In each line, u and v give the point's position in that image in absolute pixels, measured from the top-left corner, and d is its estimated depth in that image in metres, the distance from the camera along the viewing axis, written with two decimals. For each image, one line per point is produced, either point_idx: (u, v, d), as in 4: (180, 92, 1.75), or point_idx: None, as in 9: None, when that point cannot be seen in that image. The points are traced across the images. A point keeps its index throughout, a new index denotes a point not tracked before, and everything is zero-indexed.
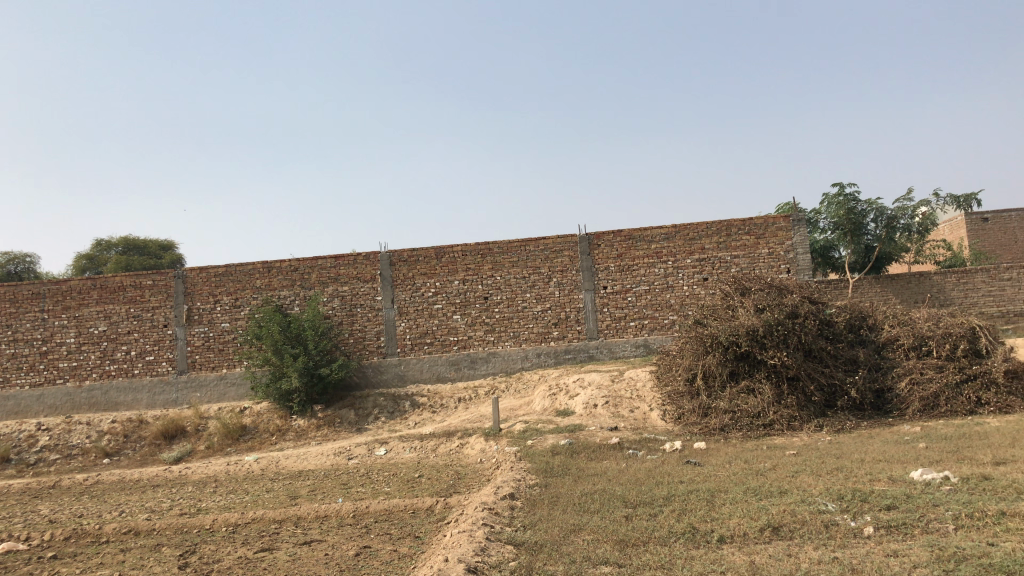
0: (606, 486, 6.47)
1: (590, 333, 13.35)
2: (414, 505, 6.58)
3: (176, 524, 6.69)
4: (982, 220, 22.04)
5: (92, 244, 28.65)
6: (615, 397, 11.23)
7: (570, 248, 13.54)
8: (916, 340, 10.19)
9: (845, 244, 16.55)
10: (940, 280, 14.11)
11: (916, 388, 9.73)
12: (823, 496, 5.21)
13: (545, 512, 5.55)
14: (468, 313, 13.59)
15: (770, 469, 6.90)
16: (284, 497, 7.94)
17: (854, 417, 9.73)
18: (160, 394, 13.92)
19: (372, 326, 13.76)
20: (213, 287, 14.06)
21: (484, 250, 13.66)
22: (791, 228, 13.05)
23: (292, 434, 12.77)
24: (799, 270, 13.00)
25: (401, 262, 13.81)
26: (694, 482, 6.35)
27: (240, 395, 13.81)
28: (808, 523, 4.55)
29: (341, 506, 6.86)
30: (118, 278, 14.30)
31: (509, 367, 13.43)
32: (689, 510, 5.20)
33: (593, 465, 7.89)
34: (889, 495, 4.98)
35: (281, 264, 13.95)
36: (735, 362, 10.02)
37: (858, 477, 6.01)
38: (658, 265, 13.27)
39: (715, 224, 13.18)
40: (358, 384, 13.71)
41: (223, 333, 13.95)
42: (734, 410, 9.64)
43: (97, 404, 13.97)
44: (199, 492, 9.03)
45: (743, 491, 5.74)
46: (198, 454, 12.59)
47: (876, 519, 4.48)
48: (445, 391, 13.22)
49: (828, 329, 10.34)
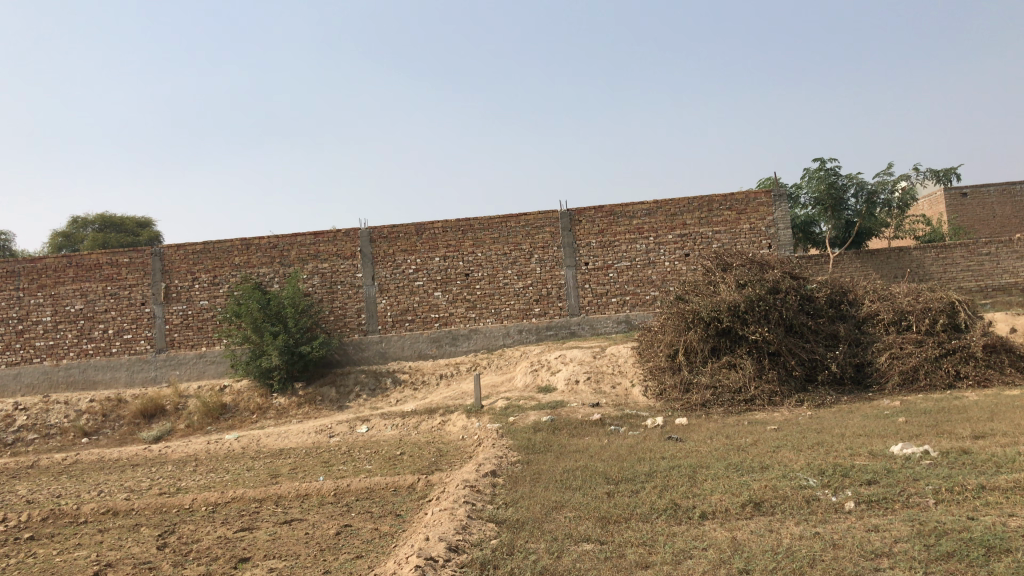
0: (588, 463, 6.46)
1: (571, 309, 13.34)
2: (395, 483, 6.55)
3: (155, 504, 6.62)
4: (961, 195, 22.16)
5: (68, 222, 28.27)
6: (596, 373, 11.24)
7: (552, 224, 13.48)
8: (896, 314, 10.24)
9: (825, 219, 16.60)
10: (919, 255, 14.18)
11: (895, 362, 9.79)
12: (804, 471, 5.22)
13: (527, 489, 5.53)
14: (450, 290, 13.53)
15: (751, 444, 6.92)
16: (265, 476, 7.89)
17: (834, 392, 9.78)
18: (139, 373, 13.78)
19: (352, 303, 13.67)
20: (191, 265, 13.90)
21: (465, 227, 13.57)
22: (772, 203, 13.04)
23: (273, 412, 12.70)
24: (779, 245, 13.02)
25: (382, 238, 13.71)
26: (676, 458, 6.36)
27: (220, 373, 13.70)
28: (790, 498, 4.55)
29: (322, 484, 6.82)
30: (94, 255, 14.11)
31: (491, 344, 13.40)
32: (671, 486, 5.20)
33: (575, 441, 7.89)
34: (869, 470, 4.99)
35: (260, 241, 13.82)
36: (716, 337, 10.04)
37: (839, 451, 6.03)
38: (640, 241, 13.24)
39: (697, 200, 13.16)
40: (339, 362, 13.64)
41: (202, 311, 13.81)
42: (715, 385, 9.67)
43: (75, 384, 13.82)
44: (179, 471, 8.96)
45: (725, 466, 5.74)
46: (178, 433, 12.50)
47: (857, 494, 4.49)
48: (427, 368, 13.18)
49: (808, 304, 10.37)
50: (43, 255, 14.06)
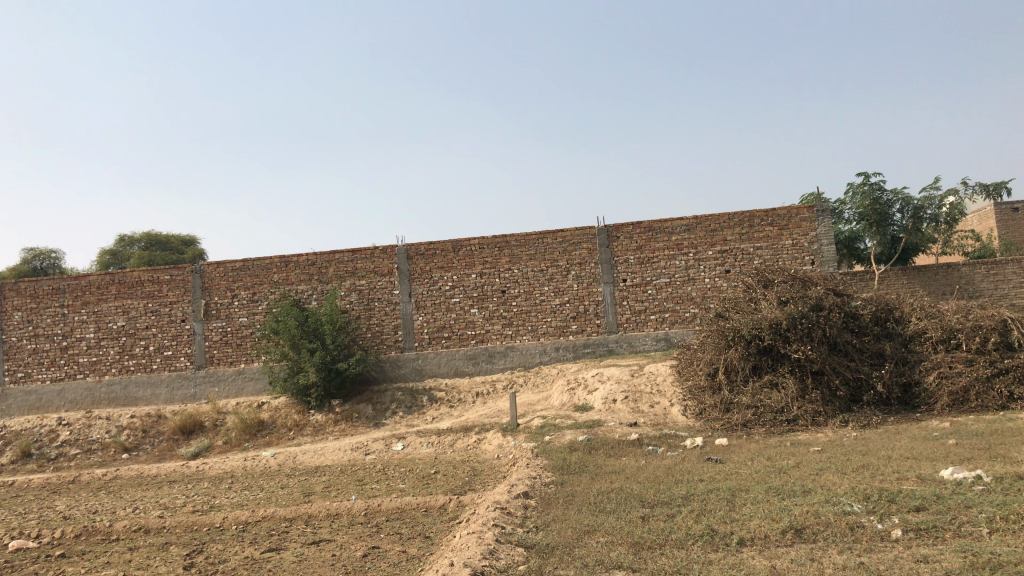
0: (624, 485, 6.30)
1: (609, 326, 13.16)
2: (427, 503, 6.45)
3: (187, 521, 6.60)
4: (1012, 210, 21.63)
5: (115, 240, 28.81)
6: (634, 392, 11.04)
7: (589, 240, 13.34)
8: (945, 332, 9.90)
9: (871, 235, 16.23)
10: (969, 271, 13.76)
11: (945, 382, 9.46)
12: (849, 496, 5.00)
13: (560, 512, 5.39)
14: (486, 307, 13.45)
15: (794, 467, 6.70)
16: (297, 494, 7.83)
17: (880, 413, 9.47)
18: (179, 390, 13.89)
19: (389, 320, 13.65)
20: (230, 282, 14.01)
21: (502, 243, 13.50)
22: (814, 218, 12.77)
23: (310, 429, 12.71)
24: (823, 261, 12.72)
25: (419, 255, 13.70)
26: (715, 481, 6.17)
27: (258, 390, 13.74)
28: (833, 525, 4.35)
29: (353, 504, 6.73)
30: (136, 273, 14.30)
31: (528, 362, 13.25)
32: (708, 510, 5.01)
33: (612, 462, 7.73)
34: (918, 496, 4.76)
35: (298, 258, 13.88)
36: (757, 356, 9.80)
37: (885, 475, 5.80)
38: (678, 257, 13.04)
39: (737, 215, 12.94)
40: (375, 379, 13.61)
41: (241, 328, 13.89)
42: (756, 405, 9.42)
43: (117, 400, 13.98)
44: (215, 488, 8.97)
45: (765, 489, 5.54)
46: (216, 450, 12.55)
47: (905, 522, 4.27)
48: (463, 386, 13.08)
49: (853, 322, 10.10)
50: (88, 273, 14.29)
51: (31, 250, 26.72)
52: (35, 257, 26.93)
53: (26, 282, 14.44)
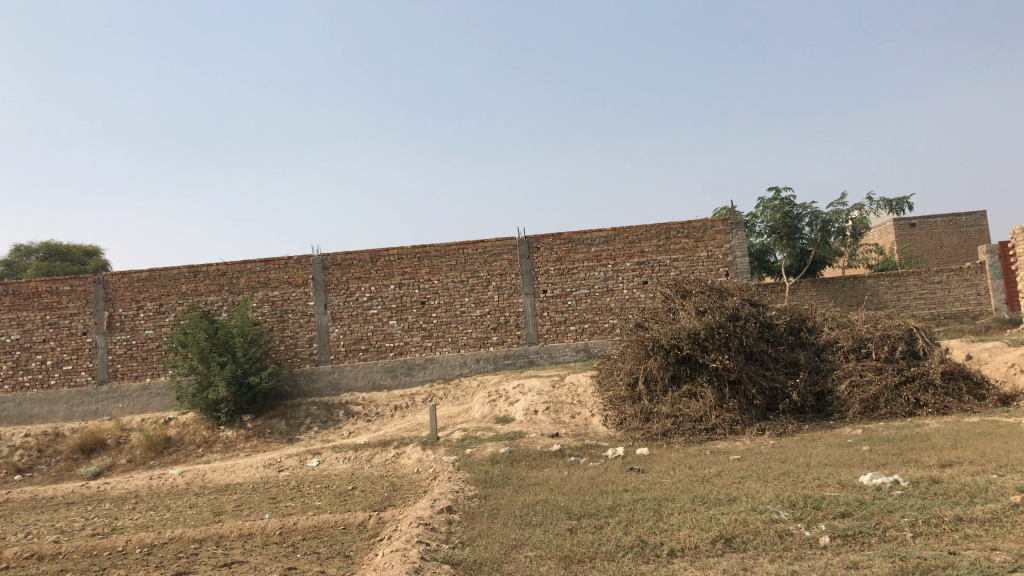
0: (549, 497, 6.19)
1: (530, 338, 13.09)
2: (345, 520, 6.20)
3: (85, 546, 6.18)
4: (909, 225, 22.57)
5: (11, 250, 27.36)
6: (555, 403, 10.98)
7: (509, 251, 13.26)
8: (855, 342, 10.18)
9: (781, 248, 16.66)
10: (874, 283, 14.23)
11: (856, 390, 9.70)
12: (775, 503, 5.00)
13: (486, 527, 5.24)
14: (405, 318, 13.22)
15: (716, 476, 6.72)
16: (207, 514, 7.45)
17: (795, 421, 9.63)
18: (79, 406, 13.17)
19: (304, 332, 13.27)
20: (135, 293, 13.39)
21: (421, 254, 13.30)
22: (729, 231, 12.99)
23: (220, 446, 12.21)
24: (737, 272, 12.95)
25: (335, 265, 13.36)
26: (640, 492, 6.10)
27: (164, 406, 13.14)
28: (762, 533, 4.32)
29: (267, 522, 6.42)
30: (32, 283, 13.52)
31: (448, 374, 13.07)
32: (635, 521, 4.94)
33: (535, 473, 7.62)
34: (842, 502, 4.78)
35: (208, 268, 13.37)
36: (676, 365, 9.86)
37: (806, 482, 5.84)
38: (598, 268, 13.09)
39: (655, 227, 13.07)
40: (289, 394, 13.20)
41: (146, 341, 13.27)
42: (676, 415, 9.48)
43: (10, 418, 13.17)
44: (116, 509, 8.48)
45: (691, 499, 5.50)
46: (119, 469, 11.93)
47: (832, 528, 4.28)
48: (381, 399, 12.79)
49: (768, 332, 10.28)
50: None
51: None
52: None
53: None
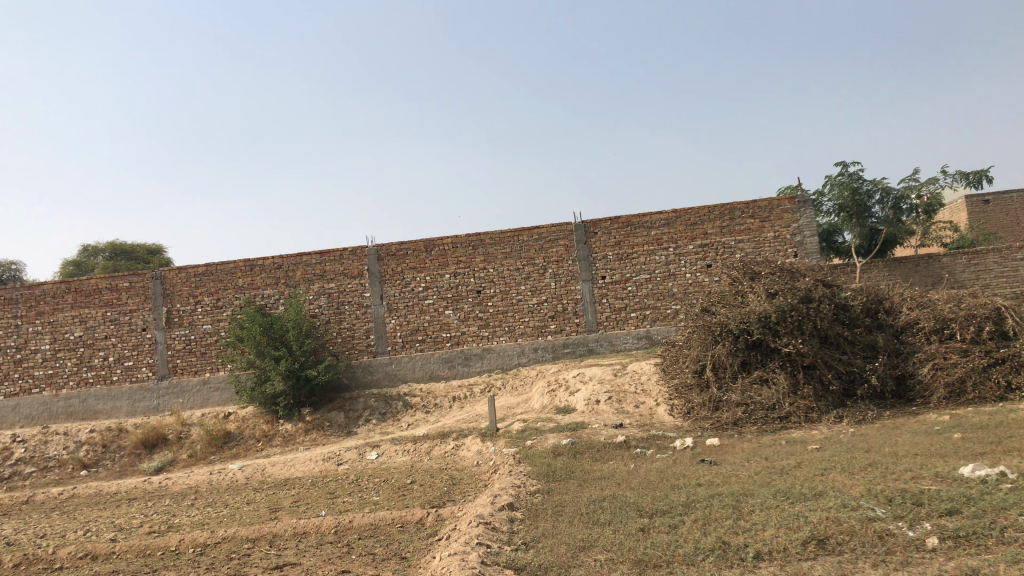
0: (616, 492, 5.83)
1: (589, 325, 12.71)
2: (403, 518, 5.91)
3: (139, 545, 6.03)
4: (983, 202, 21.54)
5: (78, 250, 27.93)
6: (618, 392, 10.59)
7: (566, 237, 12.88)
8: (938, 322, 9.54)
9: (850, 227, 15.93)
10: (950, 262, 13.48)
11: (940, 373, 9.07)
12: (868, 499, 4.54)
13: (551, 525, 4.90)
14: (461, 308, 12.95)
15: (795, 467, 6.25)
16: (264, 511, 7.28)
17: (875, 407, 9.08)
18: (141, 402, 13.22)
19: (361, 324, 13.09)
20: (193, 287, 13.37)
21: (476, 242, 13.00)
22: (796, 210, 12.39)
23: (279, 440, 12.15)
24: (806, 253, 12.36)
25: (390, 256, 13.15)
26: (715, 486, 5.68)
27: (224, 400, 13.11)
28: (858, 534, 3.89)
29: (322, 520, 6.18)
30: (93, 280, 13.60)
31: (506, 364, 12.77)
32: (715, 520, 4.54)
33: (599, 466, 7.27)
34: (947, 497, 4.30)
35: (263, 262, 13.27)
36: (746, 351, 9.39)
37: (898, 475, 5.36)
38: (659, 252, 12.62)
39: (718, 208, 12.54)
40: (347, 386, 13.05)
41: (205, 336, 13.26)
42: (746, 403, 9.03)
43: (75, 413, 13.29)
44: (175, 506, 8.39)
45: (772, 494, 5.07)
46: (180, 464, 11.93)
47: (940, 528, 3.83)
48: (439, 390, 12.55)
49: (843, 313, 9.71)
50: (41, 281, 13.58)
51: None
52: None
53: None
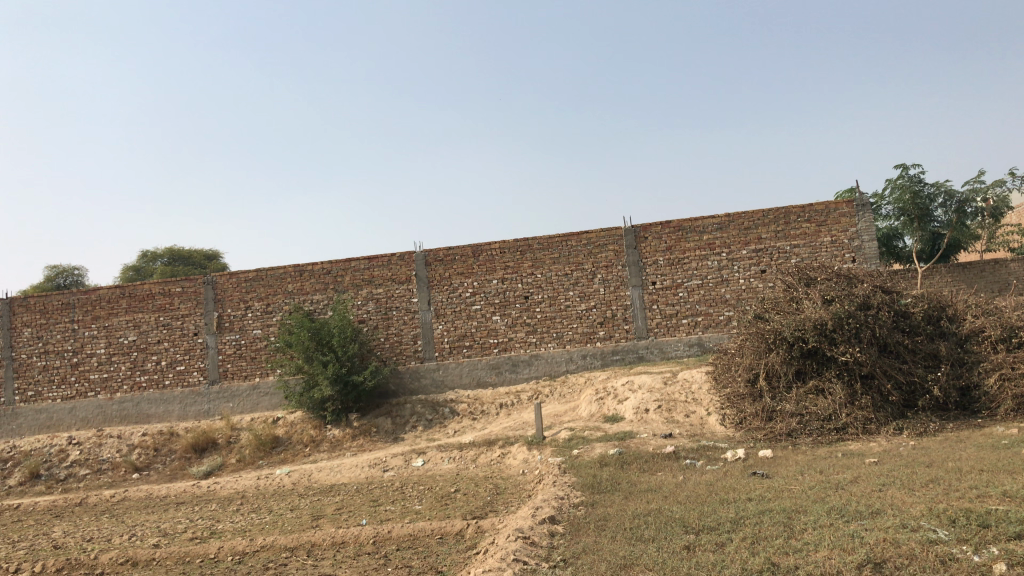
0: (662, 506, 5.62)
1: (639, 332, 12.47)
2: (442, 528, 5.79)
3: (179, 552, 6.01)
4: None
5: (138, 256, 28.55)
6: (668, 401, 10.34)
7: (615, 242, 12.68)
8: (1005, 331, 9.09)
9: (911, 232, 15.40)
10: (1017, 267, 12.93)
11: (1007, 384, 8.65)
12: (929, 519, 4.26)
13: (592, 541, 4.73)
14: (509, 314, 12.82)
15: (852, 482, 5.97)
16: (306, 518, 7.24)
17: (937, 419, 8.70)
18: (192, 406, 13.37)
19: (408, 329, 13.05)
20: (243, 293, 13.49)
21: (524, 247, 12.87)
22: (854, 213, 11.99)
23: (326, 445, 12.15)
24: (865, 258, 11.95)
25: (437, 261, 13.09)
26: (766, 501, 5.43)
27: (273, 405, 13.18)
28: (918, 557, 3.64)
29: (361, 530, 6.09)
30: (147, 285, 13.82)
31: (554, 371, 12.61)
32: (764, 538, 4.32)
33: (646, 478, 7.07)
34: (1015, 519, 4.01)
35: (312, 267, 13.33)
36: (801, 360, 9.08)
37: (962, 492, 5.06)
38: (710, 257, 12.34)
39: (772, 212, 12.21)
40: (394, 392, 13.02)
41: (255, 341, 13.35)
42: (801, 413, 8.74)
43: (129, 417, 13.50)
44: (220, 511, 8.40)
45: (826, 511, 4.82)
46: (229, 468, 12.02)
47: (1008, 553, 3.56)
48: (486, 396, 12.44)
49: (903, 321, 9.32)
50: (98, 286, 13.85)
51: (54, 267, 26.50)
52: (57, 274, 26.59)
53: (36, 298, 14.03)
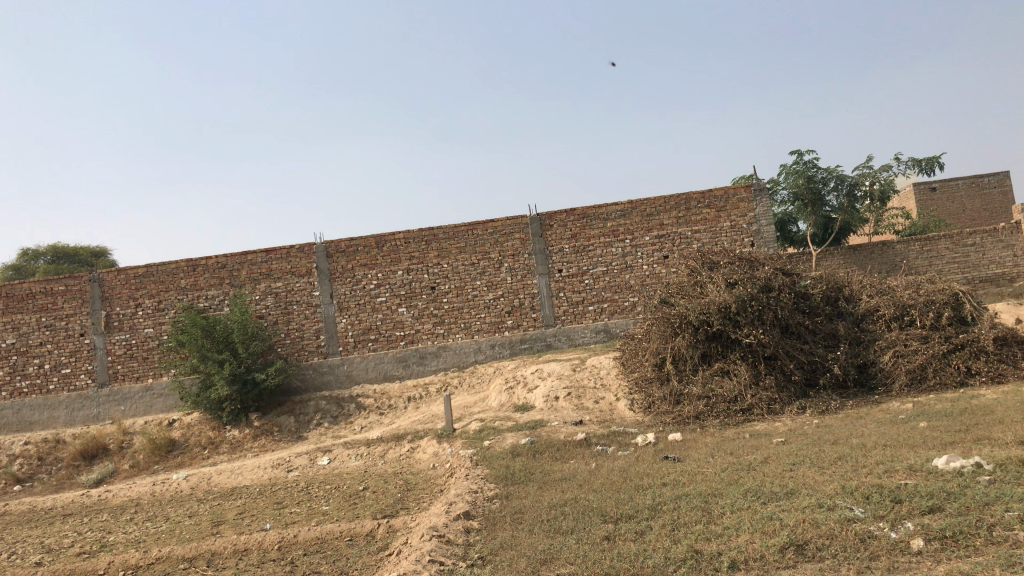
0: (578, 495, 5.52)
1: (546, 320, 12.42)
2: (352, 530, 5.53)
3: (64, 570, 5.57)
4: (930, 189, 21.72)
5: (18, 254, 26.88)
6: (578, 388, 10.31)
7: (521, 230, 12.55)
8: (898, 309, 9.41)
9: (805, 216, 15.88)
10: (903, 248, 13.45)
11: (901, 360, 8.94)
12: (844, 497, 4.28)
13: (509, 536, 4.58)
14: (415, 305, 12.57)
15: (763, 463, 6.01)
16: (206, 524, 6.86)
17: (837, 396, 8.92)
18: (80, 411, 12.61)
19: (310, 324, 12.63)
20: (133, 290, 12.77)
21: (429, 237, 12.62)
22: (753, 198, 12.21)
23: (226, 446, 11.64)
24: (763, 242, 12.21)
25: (339, 253, 12.70)
26: (681, 486, 5.39)
27: (168, 407, 12.55)
28: (839, 537, 3.63)
29: (266, 535, 5.77)
30: (26, 284, 12.93)
31: (462, 362, 12.43)
32: (684, 525, 4.25)
33: (560, 467, 6.96)
34: (926, 493, 4.06)
35: (206, 262, 12.73)
36: (706, 343, 9.16)
37: (870, 469, 5.13)
38: (615, 244, 12.37)
39: (674, 198, 12.31)
40: (297, 389, 12.59)
41: (146, 340, 12.67)
42: (708, 395, 8.81)
43: (9, 425, 12.65)
44: (112, 521, 7.89)
45: (743, 493, 4.80)
46: (121, 475, 11.36)
47: (923, 529, 3.58)
48: (393, 390, 12.15)
49: (803, 303, 9.54)
50: None
51: None
52: None
53: None
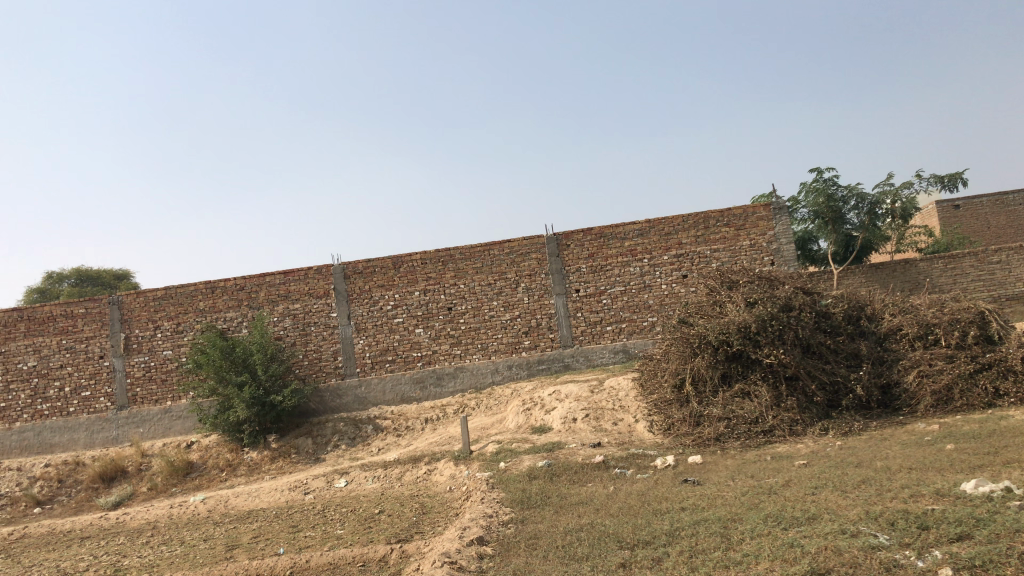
0: (595, 519, 5.42)
1: (564, 340, 12.33)
2: (365, 555, 5.46)
3: None
4: (953, 207, 21.47)
5: (43, 278, 27.17)
6: (596, 409, 10.20)
7: (538, 250, 12.50)
8: (922, 328, 9.25)
9: (825, 234, 15.70)
10: (927, 266, 13.26)
11: (925, 381, 8.77)
12: (868, 523, 4.15)
13: (524, 562, 4.49)
14: (432, 326, 12.52)
15: (784, 486, 5.88)
16: (220, 549, 6.81)
17: (861, 418, 8.75)
18: (99, 434, 12.64)
19: (328, 345, 12.61)
20: (152, 312, 12.82)
21: (445, 257, 12.58)
22: (772, 217, 12.09)
23: (244, 469, 11.62)
24: (783, 260, 12.07)
25: (356, 274, 12.69)
26: (700, 511, 5.28)
27: (186, 429, 12.55)
28: (862, 566, 3.51)
29: (279, 559, 5.71)
30: (47, 307, 13.02)
31: (480, 383, 12.35)
32: (702, 551, 4.14)
33: (577, 490, 6.86)
34: (953, 519, 3.93)
35: (225, 284, 12.77)
36: (726, 363, 9.04)
37: (895, 493, 4.99)
38: (633, 263, 12.28)
39: (692, 217, 12.22)
40: (315, 410, 12.56)
41: (165, 362, 12.70)
42: (728, 417, 8.67)
43: (30, 447, 12.70)
44: (128, 545, 7.86)
45: (763, 518, 4.68)
46: (139, 497, 11.36)
47: (951, 557, 3.45)
48: (410, 411, 12.08)
49: (825, 322, 9.39)
50: None
51: None
52: None
53: None
